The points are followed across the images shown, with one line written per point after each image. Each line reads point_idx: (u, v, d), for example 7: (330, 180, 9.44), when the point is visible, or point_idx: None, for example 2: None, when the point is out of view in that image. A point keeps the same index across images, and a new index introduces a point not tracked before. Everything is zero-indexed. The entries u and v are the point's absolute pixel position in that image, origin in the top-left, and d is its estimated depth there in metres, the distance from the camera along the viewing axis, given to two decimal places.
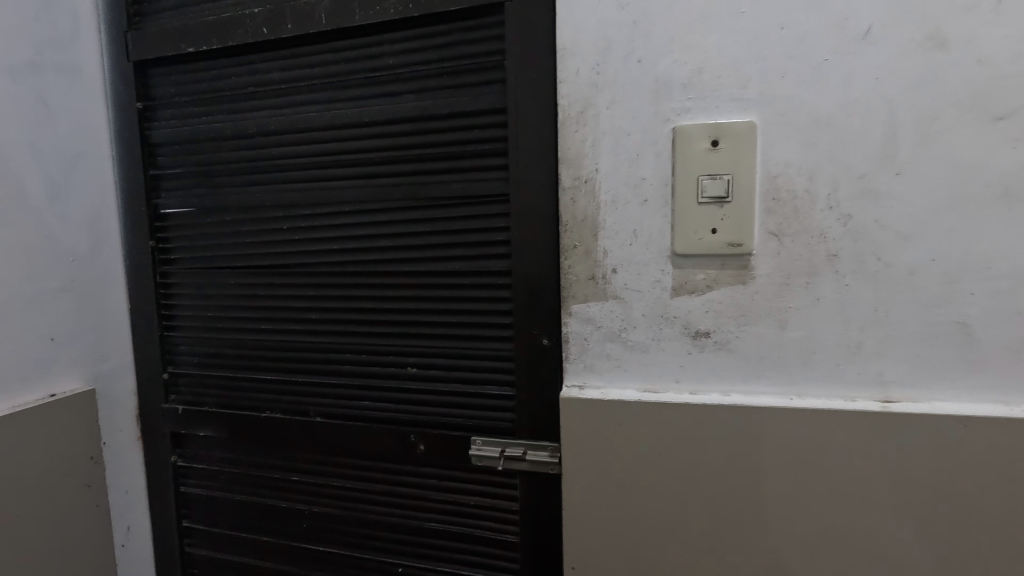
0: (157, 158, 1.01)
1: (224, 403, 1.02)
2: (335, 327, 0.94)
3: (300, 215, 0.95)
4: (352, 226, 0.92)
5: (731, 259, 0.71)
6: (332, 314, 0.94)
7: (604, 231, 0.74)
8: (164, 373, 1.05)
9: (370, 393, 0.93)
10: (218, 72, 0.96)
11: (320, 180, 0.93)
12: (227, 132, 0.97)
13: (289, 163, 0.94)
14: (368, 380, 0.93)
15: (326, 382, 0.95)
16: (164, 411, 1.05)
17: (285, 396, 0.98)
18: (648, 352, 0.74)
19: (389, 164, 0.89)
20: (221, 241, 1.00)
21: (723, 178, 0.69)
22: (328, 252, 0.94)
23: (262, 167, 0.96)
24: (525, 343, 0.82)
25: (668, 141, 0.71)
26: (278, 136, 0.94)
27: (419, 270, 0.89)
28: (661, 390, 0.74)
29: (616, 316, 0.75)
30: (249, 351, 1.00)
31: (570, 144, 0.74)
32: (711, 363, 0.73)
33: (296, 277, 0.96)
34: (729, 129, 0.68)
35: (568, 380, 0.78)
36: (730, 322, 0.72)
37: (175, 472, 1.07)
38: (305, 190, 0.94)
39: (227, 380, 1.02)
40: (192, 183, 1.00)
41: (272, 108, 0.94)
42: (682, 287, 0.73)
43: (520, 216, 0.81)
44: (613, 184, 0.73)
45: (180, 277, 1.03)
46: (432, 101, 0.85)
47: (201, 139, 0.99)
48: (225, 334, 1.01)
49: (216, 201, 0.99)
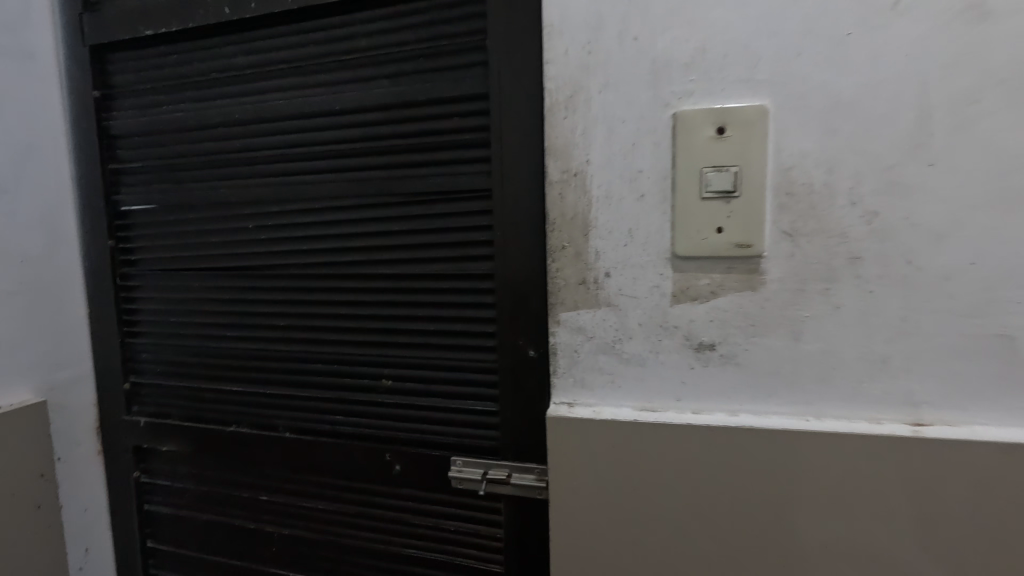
0: (117, 152, 0.94)
1: (189, 415, 0.95)
2: (305, 334, 0.87)
3: (268, 213, 0.87)
4: (324, 225, 0.84)
5: (739, 263, 0.63)
6: (303, 321, 0.87)
7: (596, 230, 0.66)
8: (126, 383, 0.98)
9: (343, 408, 0.85)
10: (180, 57, 0.88)
11: (289, 175, 0.85)
12: (190, 123, 0.89)
13: (255, 156, 0.87)
14: (340, 393, 0.85)
15: (297, 395, 0.88)
16: (126, 423, 0.98)
17: (252, 409, 0.91)
18: (645, 366, 0.66)
19: (362, 157, 0.81)
20: (185, 241, 0.92)
21: (730, 170, 0.61)
22: (298, 253, 0.86)
23: (226, 160, 0.88)
24: (509, 355, 0.74)
25: (668, 128, 0.63)
26: (244, 127, 0.86)
27: (396, 273, 0.81)
28: (659, 409, 0.66)
29: (609, 326, 0.67)
30: (215, 360, 0.92)
31: (558, 133, 0.66)
32: (716, 379, 0.65)
33: (264, 281, 0.89)
34: (737, 115, 0.60)
35: (557, 397, 0.70)
36: (737, 333, 0.64)
37: (139, 488, 1.00)
38: (273, 185, 0.86)
39: (192, 391, 0.94)
40: (154, 179, 0.93)
41: (238, 96, 0.86)
42: (684, 293, 0.64)
43: (503, 213, 0.73)
44: (606, 178, 0.65)
45: (142, 279, 0.96)
46: (408, 86, 0.77)
47: (162, 131, 0.91)
48: (190, 341, 0.94)
49: (179, 198, 0.92)
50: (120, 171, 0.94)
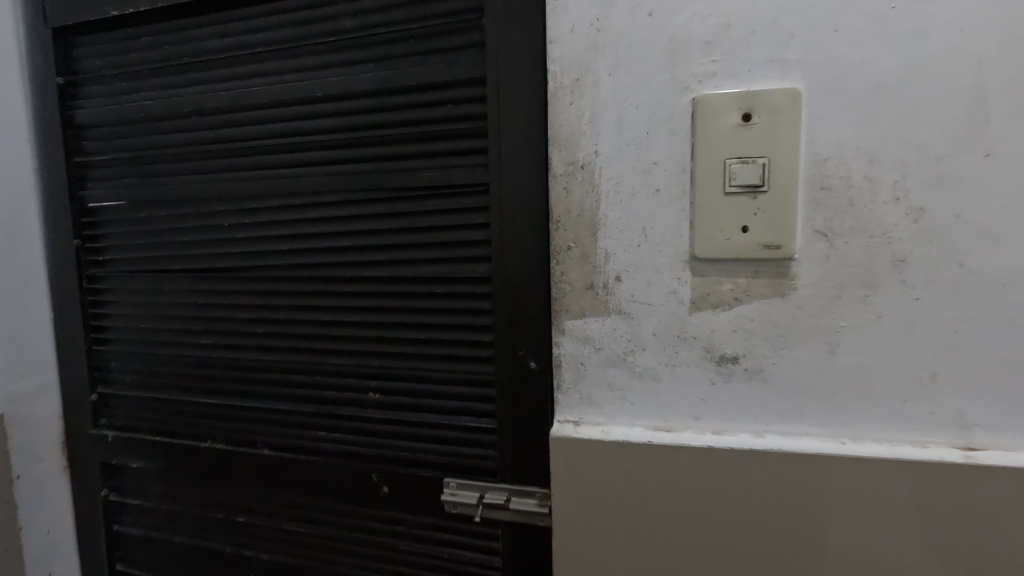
0: (83, 143, 0.87)
1: (161, 430, 0.87)
2: (284, 343, 0.79)
3: (245, 210, 0.80)
4: (305, 223, 0.77)
5: (767, 266, 0.56)
6: (282, 328, 0.79)
7: (605, 228, 0.59)
8: (94, 395, 0.90)
9: (326, 423, 0.78)
10: (150, 40, 0.81)
11: (268, 168, 0.78)
12: (161, 112, 0.82)
13: (231, 149, 0.79)
14: (322, 407, 0.78)
15: (276, 409, 0.80)
16: (93, 438, 0.91)
17: (228, 424, 0.83)
18: (661, 381, 0.59)
19: (347, 149, 0.74)
20: (156, 241, 0.85)
21: (757, 162, 0.54)
22: (277, 253, 0.79)
23: (201, 153, 0.81)
24: (507, 367, 0.67)
25: (686, 114, 0.56)
26: (220, 116, 0.79)
27: (383, 276, 0.74)
28: (676, 429, 0.59)
29: (619, 336, 0.60)
30: (188, 370, 0.85)
31: (562, 120, 0.59)
32: (740, 396, 0.58)
33: (241, 284, 0.81)
34: (765, 99, 0.53)
35: (561, 415, 0.63)
36: (764, 345, 0.57)
37: (107, 507, 0.92)
38: (251, 180, 0.79)
39: (164, 404, 0.87)
40: (122, 173, 0.86)
41: (212, 83, 0.79)
42: (704, 300, 0.58)
43: (501, 209, 0.65)
44: (617, 170, 0.58)
45: (110, 282, 0.88)
46: (397, 71, 0.70)
47: (131, 120, 0.84)
48: (161, 349, 0.87)
49: (149, 194, 0.84)
50: (86, 164, 0.87)
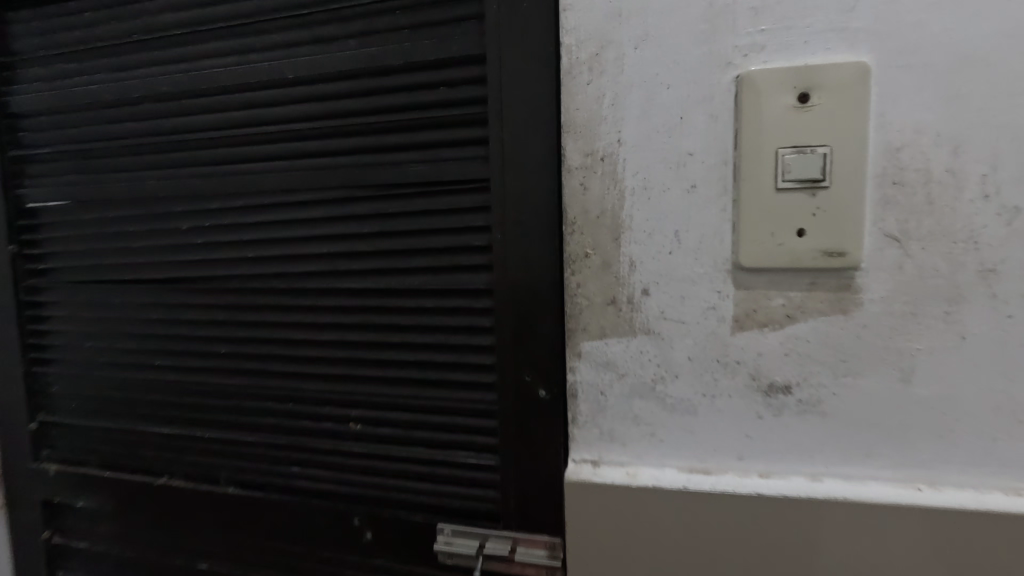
0: (20, 135, 0.76)
1: (110, 462, 0.76)
2: (251, 364, 0.69)
3: (204, 211, 0.69)
4: (274, 226, 0.66)
5: (826, 277, 0.46)
6: (248, 347, 0.69)
7: (630, 233, 0.49)
8: (32, 424, 0.79)
9: (300, 457, 0.67)
10: (95, 15, 0.70)
11: (232, 163, 0.68)
12: (109, 98, 0.71)
13: (189, 140, 0.69)
14: (296, 439, 0.67)
15: (241, 441, 0.70)
16: (35, 472, 0.79)
17: (187, 458, 0.72)
18: (697, 415, 0.50)
19: (322, 140, 0.63)
20: (102, 247, 0.74)
21: (817, 151, 0.44)
22: (240, 262, 0.68)
23: (155, 145, 0.71)
24: (512, 395, 0.57)
25: (729, 95, 0.46)
26: (176, 102, 0.69)
27: (363, 288, 0.63)
28: (715, 471, 0.50)
29: (647, 360, 0.51)
30: (139, 395, 0.74)
31: (578, 103, 0.50)
32: (793, 433, 0.48)
33: (199, 297, 0.70)
34: (827, 75, 0.44)
35: (576, 453, 0.53)
36: (821, 372, 0.47)
37: (50, 551, 0.81)
38: (212, 176, 0.68)
39: (111, 433, 0.76)
40: (66, 168, 0.75)
41: (166, 65, 0.69)
42: (749, 318, 0.48)
43: (504, 210, 0.55)
44: (644, 163, 0.49)
45: (52, 294, 0.77)
46: (380, 47, 0.59)
47: (75, 108, 0.73)
48: (109, 371, 0.75)
49: (96, 193, 0.73)
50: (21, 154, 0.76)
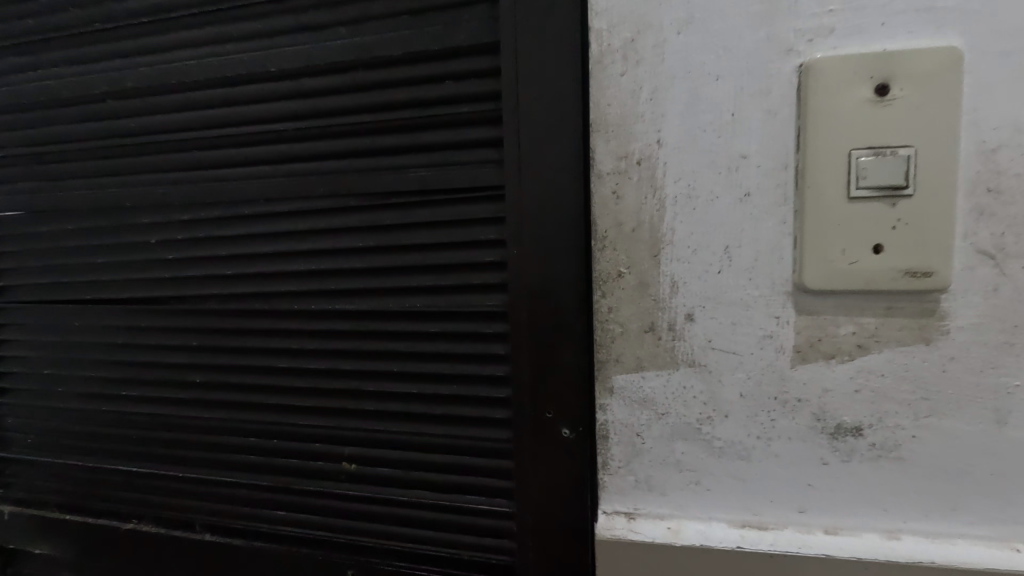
0: None
1: (75, 503, 0.68)
2: (229, 396, 0.61)
3: (175, 222, 0.61)
4: (255, 239, 0.58)
5: (905, 301, 0.39)
6: (225, 376, 0.60)
7: (671, 249, 0.42)
8: None
9: (286, 500, 0.60)
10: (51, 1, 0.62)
11: (206, 168, 0.60)
12: (69, 95, 0.63)
13: (159, 143, 0.61)
14: (282, 481, 0.59)
15: (219, 481, 0.62)
16: None
17: (158, 499, 0.64)
18: (750, 461, 0.43)
19: (310, 142, 0.56)
20: (63, 262, 0.66)
21: (899, 153, 0.37)
22: (217, 279, 0.60)
23: (120, 147, 0.63)
24: (531, 433, 0.50)
25: (790, 87, 0.40)
26: (143, 99, 0.61)
27: (357, 310, 0.55)
28: (771, 527, 0.43)
29: (691, 397, 0.43)
30: (104, 429, 0.66)
31: (610, 98, 0.42)
32: (865, 483, 0.41)
33: (170, 319, 0.62)
34: (911, 63, 0.37)
35: (607, 504, 0.46)
36: (898, 412, 0.40)
37: None
38: (184, 182, 0.60)
39: (76, 471, 0.68)
40: (23, 174, 0.67)
41: (132, 57, 0.61)
42: (813, 349, 0.41)
43: (520, 222, 0.48)
44: (689, 167, 0.41)
45: (9, 314, 0.69)
46: (374, 35, 0.52)
47: (34, 107, 0.65)
48: (69, 403, 0.67)
49: (55, 202, 0.65)
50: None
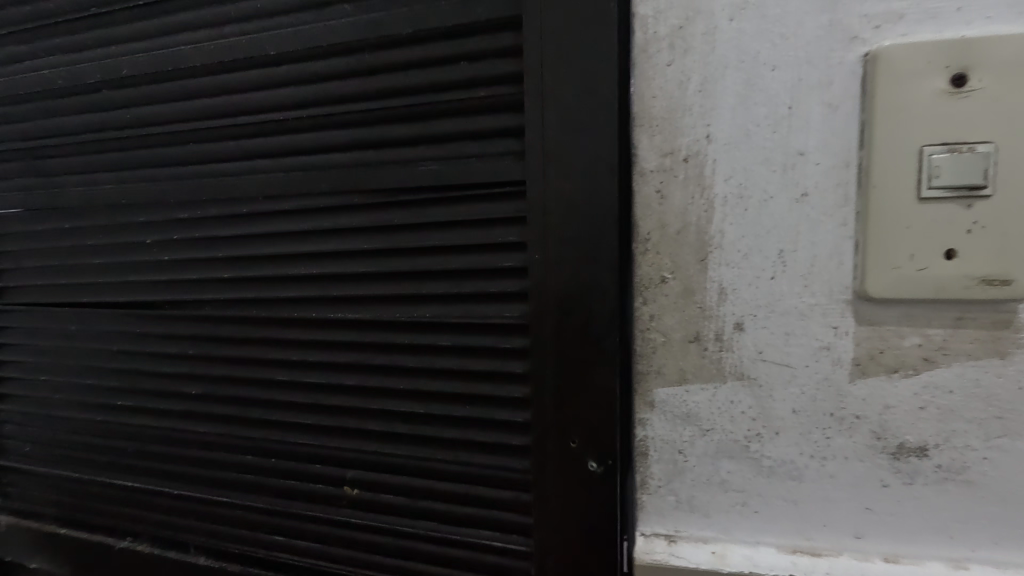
0: None
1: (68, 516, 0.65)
2: (231, 405, 0.58)
3: (175, 221, 0.58)
4: (258, 240, 0.55)
5: (979, 312, 0.36)
6: (227, 383, 0.58)
7: (719, 253, 0.39)
8: None
9: (290, 517, 0.57)
10: None
11: (208, 164, 0.57)
12: (71, 88, 0.61)
13: (160, 137, 0.58)
14: (292, 494, 0.56)
15: (220, 494, 0.59)
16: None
17: (157, 513, 0.62)
18: (802, 481, 0.40)
19: (318, 136, 0.52)
20: (65, 263, 0.64)
21: (977, 150, 0.34)
22: (219, 282, 0.57)
23: (121, 143, 0.60)
24: (557, 460, 0.46)
25: (853, 78, 0.36)
26: (143, 91, 0.58)
27: (366, 321, 0.52)
28: (825, 553, 0.40)
29: (739, 412, 0.40)
30: (102, 437, 0.63)
31: (655, 90, 0.40)
32: (928, 507, 0.38)
33: (171, 323, 0.59)
34: (991, 51, 0.34)
35: (645, 525, 0.43)
36: (968, 431, 0.37)
37: None
38: (185, 179, 0.57)
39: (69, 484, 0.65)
40: (24, 170, 0.64)
41: (134, 47, 0.58)
42: (874, 362, 0.38)
43: (545, 227, 0.45)
44: (741, 164, 0.39)
45: (12, 315, 0.67)
46: (389, 22, 0.48)
47: (36, 99, 0.63)
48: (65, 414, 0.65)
49: (57, 199, 0.63)
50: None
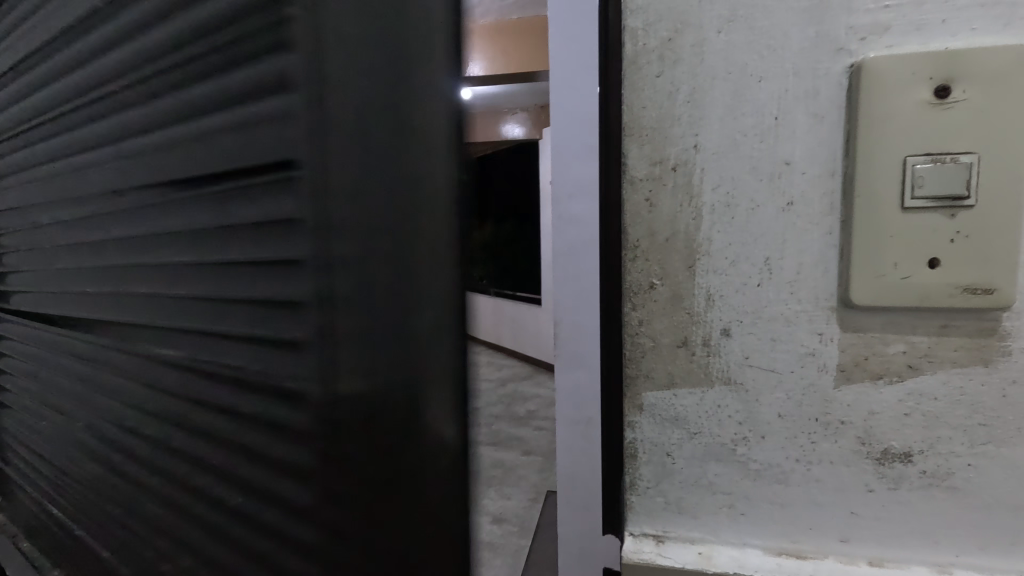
0: (49, 154, 0.74)
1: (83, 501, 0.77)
2: (149, 404, 0.64)
3: (109, 235, 0.65)
4: (151, 257, 0.60)
5: (964, 319, 0.36)
6: (145, 384, 0.64)
7: (706, 260, 0.40)
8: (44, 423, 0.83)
9: (187, 514, 0.62)
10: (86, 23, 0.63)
11: (121, 185, 0.62)
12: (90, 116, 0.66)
13: (104, 157, 0.65)
14: (196, 499, 0.61)
15: (146, 480, 0.66)
16: (48, 467, 0.83)
17: (119, 488, 0.70)
18: (788, 485, 0.40)
19: (183, 165, 0.55)
20: (88, 275, 0.70)
21: (960, 160, 0.35)
22: (134, 291, 0.63)
23: (86, 162, 0.68)
24: (331, 541, 0.49)
25: (839, 89, 0.37)
26: (94, 118, 0.65)
27: (218, 386, 0.55)
28: (811, 556, 0.40)
29: (726, 417, 0.41)
30: (92, 411, 0.73)
31: (644, 101, 0.40)
32: (913, 512, 0.39)
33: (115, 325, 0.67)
34: (976, 63, 0.34)
35: (634, 526, 0.44)
36: (953, 438, 0.37)
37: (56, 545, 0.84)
38: (111, 197, 0.64)
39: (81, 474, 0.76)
40: (69, 190, 0.71)
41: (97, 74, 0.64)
42: (859, 368, 0.38)
43: (352, 270, 0.46)
44: (728, 173, 0.39)
45: (64, 319, 0.75)
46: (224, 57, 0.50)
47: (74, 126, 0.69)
48: (77, 381, 0.74)
49: (78, 216, 0.70)
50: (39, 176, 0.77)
